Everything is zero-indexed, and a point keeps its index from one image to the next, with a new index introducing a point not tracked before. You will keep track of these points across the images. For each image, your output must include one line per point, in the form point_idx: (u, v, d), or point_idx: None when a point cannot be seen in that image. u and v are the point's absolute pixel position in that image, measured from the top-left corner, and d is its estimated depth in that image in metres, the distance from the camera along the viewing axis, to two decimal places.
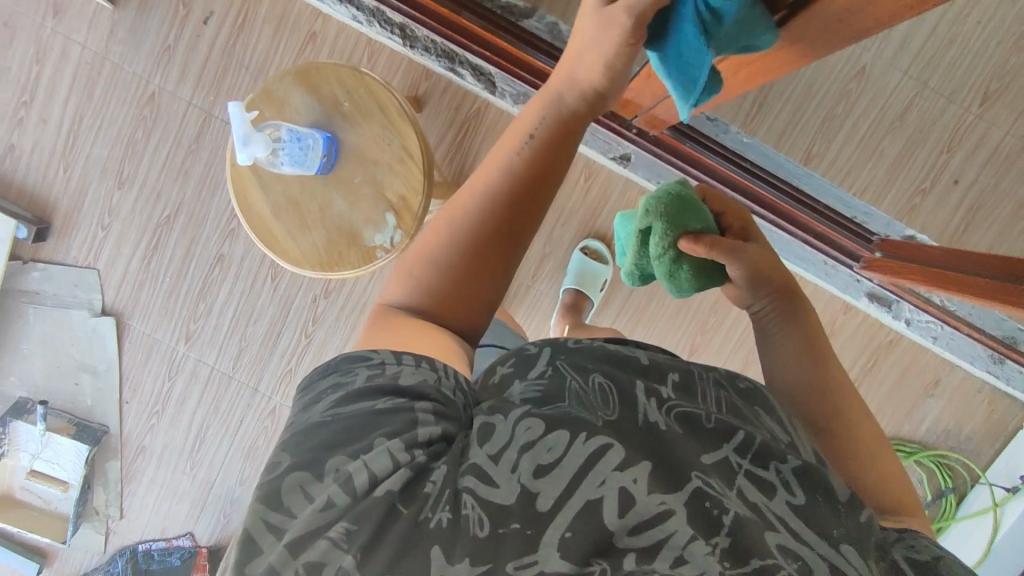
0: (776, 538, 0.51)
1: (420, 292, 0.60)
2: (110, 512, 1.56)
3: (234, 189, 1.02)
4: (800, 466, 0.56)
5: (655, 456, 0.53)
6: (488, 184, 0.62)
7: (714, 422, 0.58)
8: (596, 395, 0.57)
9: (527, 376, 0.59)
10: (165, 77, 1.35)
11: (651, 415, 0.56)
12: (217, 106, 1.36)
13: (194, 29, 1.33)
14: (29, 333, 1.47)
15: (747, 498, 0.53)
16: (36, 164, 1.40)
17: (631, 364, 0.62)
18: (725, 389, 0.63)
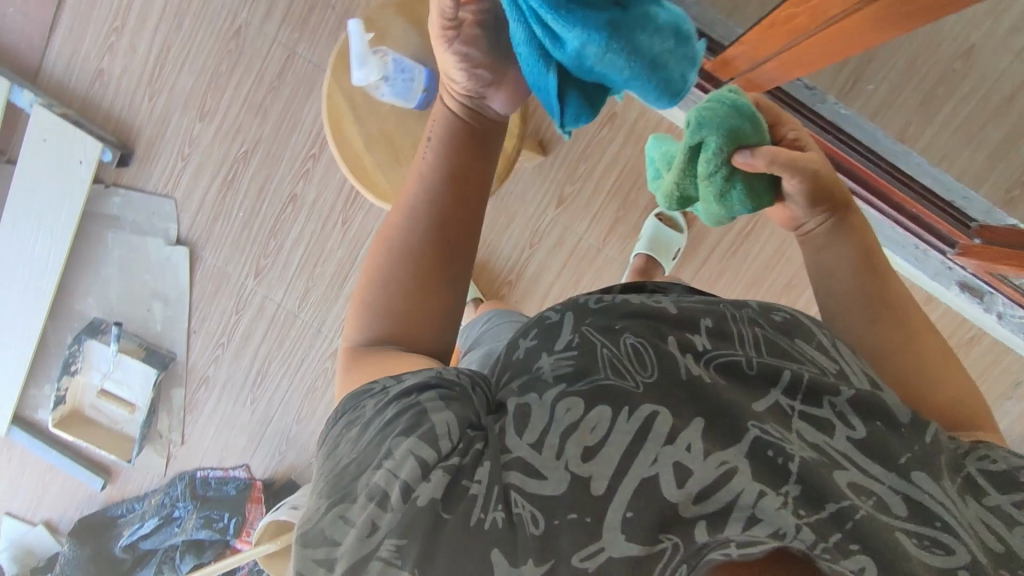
0: (845, 476, 0.46)
1: (379, 322, 0.61)
2: (172, 437, 1.62)
3: (330, 116, 1.09)
4: (856, 395, 0.51)
5: (704, 417, 0.47)
6: (411, 207, 0.64)
7: (759, 367, 0.52)
8: (629, 355, 0.50)
9: (554, 348, 0.52)
10: (253, 12, 1.34)
11: (693, 369, 0.50)
12: (302, 44, 1.34)
13: None
14: (108, 257, 1.51)
15: (808, 440, 0.48)
16: (123, 91, 1.41)
17: (664, 314, 0.54)
18: (762, 329, 0.56)
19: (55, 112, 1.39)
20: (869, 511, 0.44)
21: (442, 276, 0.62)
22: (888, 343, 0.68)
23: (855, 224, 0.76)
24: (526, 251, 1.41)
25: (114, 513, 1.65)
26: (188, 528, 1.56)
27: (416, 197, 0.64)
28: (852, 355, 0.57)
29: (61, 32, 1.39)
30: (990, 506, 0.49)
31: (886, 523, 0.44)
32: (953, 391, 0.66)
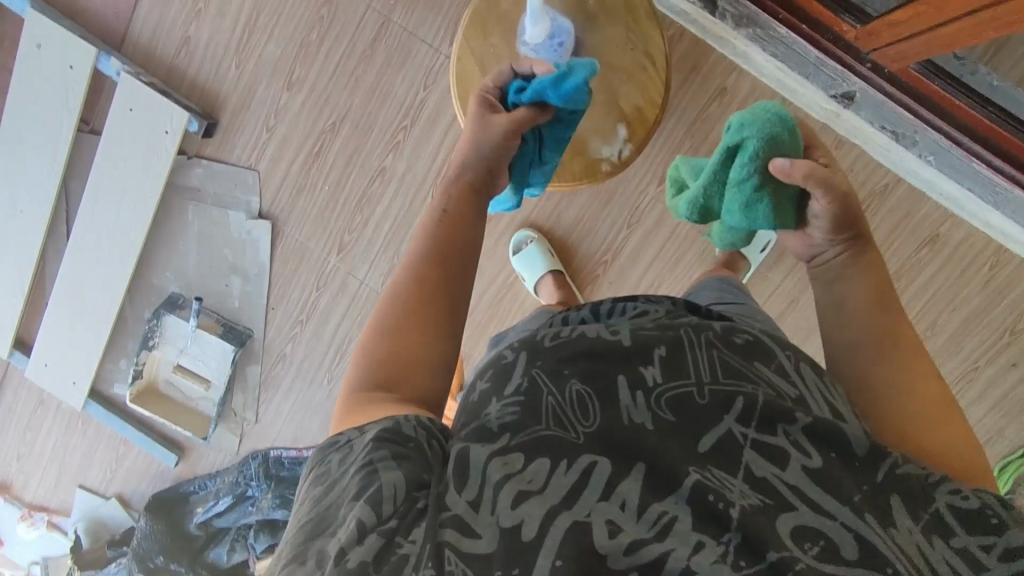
0: (789, 519, 0.50)
1: (375, 362, 0.60)
2: (246, 416, 1.58)
3: (455, 80, 0.93)
4: (811, 425, 0.53)
5: (647, 463, 0.51)
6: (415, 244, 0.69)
7: (714, 401, 0.55)
8: (575, 407, 0.55)
9: (505, 395, 0.57)
10: None
11: (637, 416, 0.54)
12: (396, 11, 1.29)
13: None
14: (187, 230, 1.47)
15: (755, 480, 0.51)
16: (209, 59, 1.37)
17: (614, 353, 0.59)
18: (721, 353, 0.58)
19: (143, 81, 1.35)
20: (809, 562, 0.47)
21: (433, 306, 0.64)
22: (885, 380, 0.65)
23: (872, 260, 0.73)
24: (623, 232, 1.34)
25: (187, 490, 1.62)
26: (264, 507, 1.54)
27: (424, 234, 0.69)
28: (819, 380, 0.60)
29: None
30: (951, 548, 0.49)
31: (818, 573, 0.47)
32: (948, 437, 0.60)
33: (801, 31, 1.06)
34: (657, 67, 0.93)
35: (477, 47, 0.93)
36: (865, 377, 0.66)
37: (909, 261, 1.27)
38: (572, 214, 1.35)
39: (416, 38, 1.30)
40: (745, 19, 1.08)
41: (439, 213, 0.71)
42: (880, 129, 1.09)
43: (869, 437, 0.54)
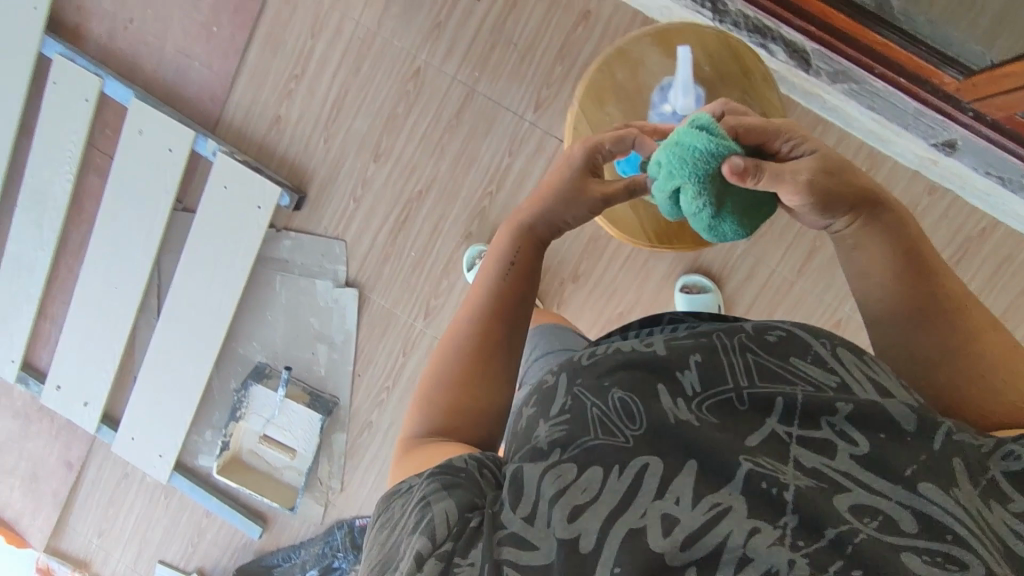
0: (846, 499, 0.48)
1: (430, 408, 0.67)
2: (332, 485, 1.56)
3: (572, 150, 0.97)
4: (854, 410, 0.51)
5: (696, 459, 0.51)
6: (476, 297, 0.73)
7: (754, 405, 0.54)
8: (620, 413, 0.54)
9: (552, 415, 0.58)
10: (432, 54, 1.34)
11: (680, 415, 0.53)
12: (482, 82, 1.34)
13: (467, 5, 1.31)
14: (275, 300, 1.50)
15: (807, 469, 0.50)
16: (299, 136, 1.42)
17: (652, 364, 0.58)
18: (758, 357, 0.56)
19: (237, 159, 1.41)
20: (869, 533, 0.46)
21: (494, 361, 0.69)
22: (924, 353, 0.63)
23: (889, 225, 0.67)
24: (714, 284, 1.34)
25: (270, 562, 1.61)
26: None
27: (493, 285, 0.73)
28: (858, 360, 0.55)
29: (241, 82, 1.42)
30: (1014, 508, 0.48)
31: (887, 550, 0.45)
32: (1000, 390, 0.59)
33: (899, 83, 1.07)
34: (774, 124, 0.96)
35: (594, 117, 0.97)
36: (906, 347, 0.64)
37: (1016, 303, 1.24)
38: (661, 270, 1.37)
39: (502, 107, 1.34)
40: (841, 75, 1.10)
41: (504, 263, 0.74)
42: (985, 174, 1.11)
43: (915, 408, 0.52)
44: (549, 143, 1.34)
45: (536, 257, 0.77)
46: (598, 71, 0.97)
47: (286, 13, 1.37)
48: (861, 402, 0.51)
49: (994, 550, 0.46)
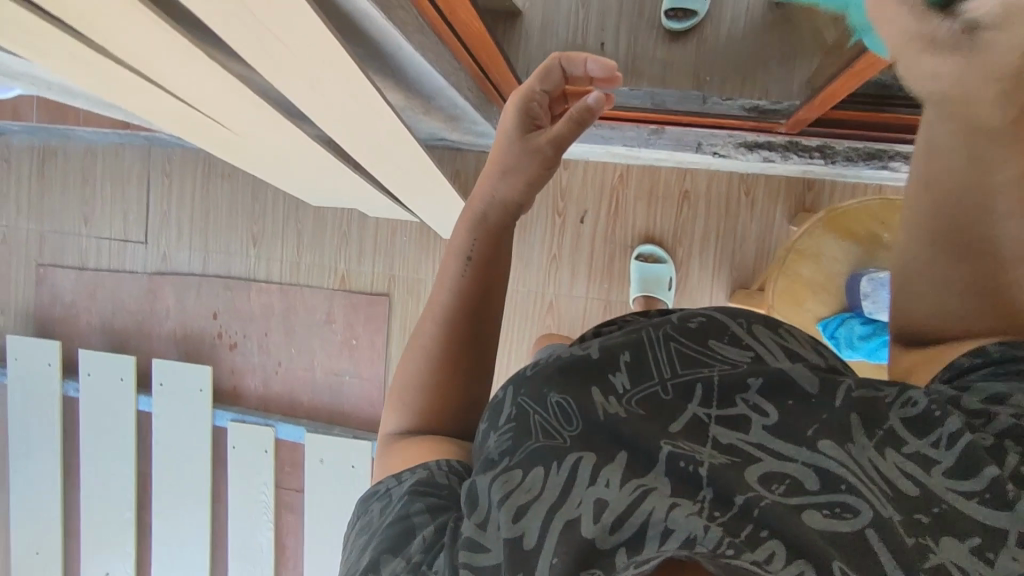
0: (758, 470, 0.35)
1: (404, 411, 0.54)
2: None
3: None
4: (774, 381, 0.37)
5: (630, 448, 0.37)
6: (441, 292, 0.57)
7: (677, 387, 0.38)
8: (554, 415, 0.38)
9: (498, 424, 0.40)
10: (558, 284, 1.40)
11: (612, 410, 0.38)
12: (614, 290, 1.39)
13: (574, 231, 1.38)
14: None
15: (722, 444, 0.36)
16: None
17: (577, 364, 0.40)
18: (680, 342, 0.40)
19: None
20: (776, 500, 0.33)
21: (467, 368, 0.55)
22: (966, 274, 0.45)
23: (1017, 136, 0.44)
24: None
25: None
26: None
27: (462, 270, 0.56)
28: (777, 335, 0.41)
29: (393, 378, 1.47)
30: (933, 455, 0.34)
31: (792, 514, 0.33)
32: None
33: None
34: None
35: (797, 319, 0.97)
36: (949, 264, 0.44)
37: None
38: None
39: None
40: None
41: (461, 260, 0.57)
42: None
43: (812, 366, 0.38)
44: None
45: (500, 243, 0.59)
46: (782, 276, 0.97)
47: (413, 302, 1.45)
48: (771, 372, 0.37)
49: (897, 502, 0.33)
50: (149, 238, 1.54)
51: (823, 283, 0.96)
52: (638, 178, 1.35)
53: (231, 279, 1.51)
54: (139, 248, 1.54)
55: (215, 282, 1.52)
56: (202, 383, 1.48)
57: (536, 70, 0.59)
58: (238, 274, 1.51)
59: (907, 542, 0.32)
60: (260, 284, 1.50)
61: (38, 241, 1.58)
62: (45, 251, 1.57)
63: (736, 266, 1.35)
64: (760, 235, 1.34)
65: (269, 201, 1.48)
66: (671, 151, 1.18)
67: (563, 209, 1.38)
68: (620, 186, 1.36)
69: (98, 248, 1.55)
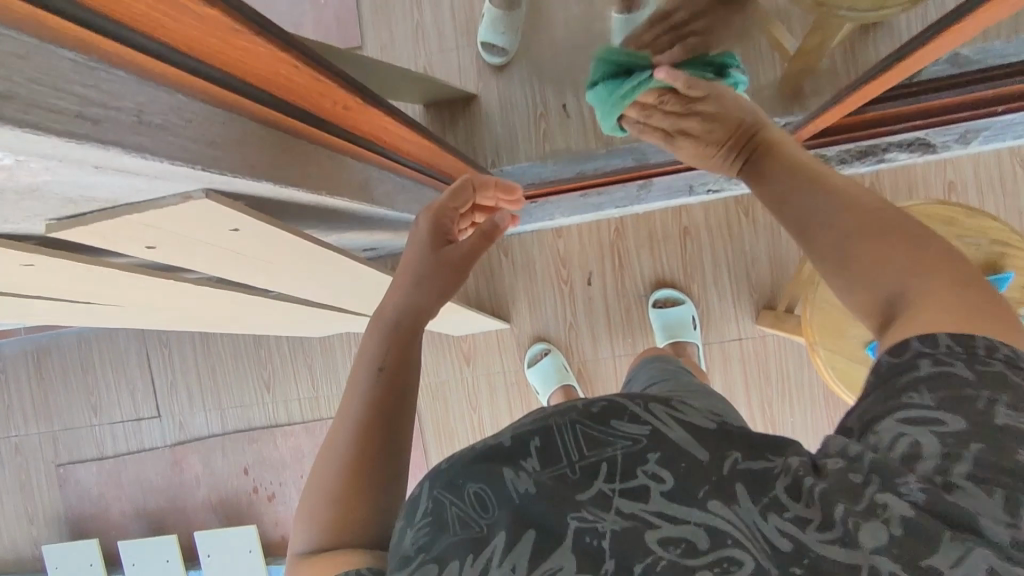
0: (653, 535, 0.34)
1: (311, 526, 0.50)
2: None
3: (847, 387, 0.91)
4: (669, 458, 0.37)
5: (542, 523, 0.36)
6: (352, 398, 0.55)
7: (584, 468, 0.38)
8: (472, 506, 0.38)
9: (414, 520, 0.39)
10: (583, 350, 1.35)
11: (523, 488, 0.37)
12: (640, 343, 1.33)
13: (584, 295, 1.34)
14: None
15: (623, 512, 0.36)
16: None
17: (491, 454, 0.40)
18: (585, 426, 0.39)
19: None
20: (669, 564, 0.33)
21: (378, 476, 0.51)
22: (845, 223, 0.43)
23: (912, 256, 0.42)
24: None
25: None
26: None
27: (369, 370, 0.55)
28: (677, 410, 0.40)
29: None
30: (797, 510, 0.34)
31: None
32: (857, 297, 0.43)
33: None
34: (1011, 241, 0.89)
35: (840, 349, 0.91)
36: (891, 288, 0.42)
37: None
38: None
39: None
40: (968, 132, 1.06)
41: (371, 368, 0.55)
42: None
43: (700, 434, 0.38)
44: (731, 348, 1.31)
45: (411, 346, 0.57)
46: (815, 308, 0.93)
47: (441, 406, 1.40)
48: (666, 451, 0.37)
49: (767, 554, 0.32)
50: (163, 411, 1.50)
51: None
52: (634, 227, 1.31)
53: (253, 430, 1.47)
54: (155, 424, 1.51)
55: (238, 438, 1.47)
56: (251, 543, 1.43)
57: (443, 194, 0.64)
58: (259, 424, 1.47)
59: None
60: (283, 429, 1.45)
61: (53, 443, 1.54)
62: (62, 451, 1.54)
63: (754, 285, 1.29)
64: (770, 250, 1.28)
65: (273, 345, 1.45)
66: (665, 199, 1.20)
67: (567, 276, 1.34)
68: (618, 239, 1.32)
69: (114, 432, 1.52)
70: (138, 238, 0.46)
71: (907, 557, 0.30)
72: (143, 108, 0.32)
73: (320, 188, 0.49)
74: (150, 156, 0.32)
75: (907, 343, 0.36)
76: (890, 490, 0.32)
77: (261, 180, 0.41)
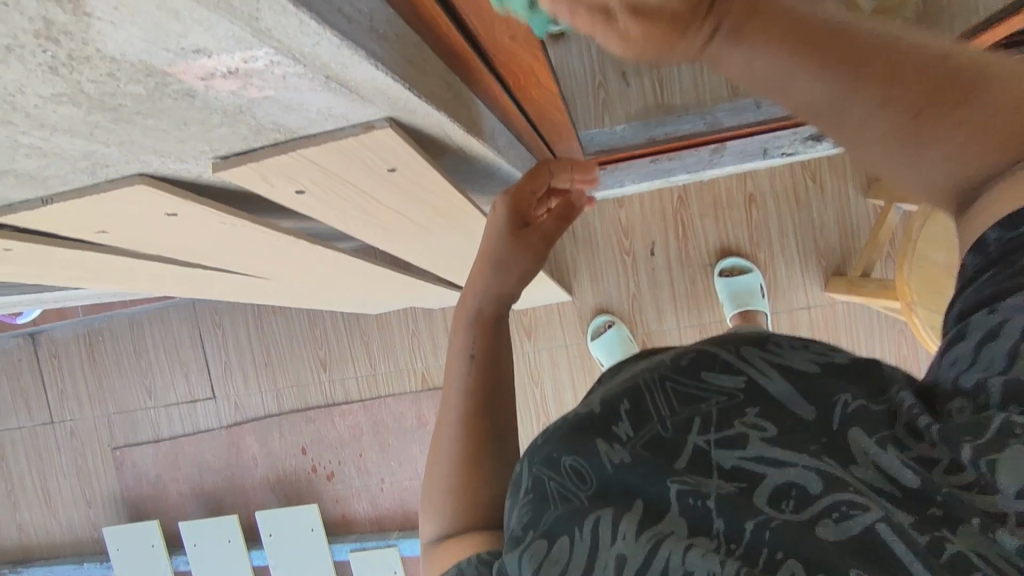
0: (765, 490, 0.33)
1: (436, 518, 0.49)
2: None
3: None
4: (765, 407, 0.36)
5: (643, 494, 0.34)
6: (450, 394, 0.53)
7: (676, 423, 0.37)
8: (571, 479, 0.36)
9: (517, 498, 0.37)
10: (647, 321, 1.33)
11: (616, 457, 0.36)
12: (705, 312, 1.31)
13: (647, 266, 1.32)
14: None
15: (725, 471, 0.34)
16: None
17: (583, 419, 0.38)
18: (674, 382, 0.39)
19: None
20: (789, 518, 0.31)
21: (492, 449, 0.50)
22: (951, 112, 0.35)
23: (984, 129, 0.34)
24: None
25: None
26: None
27: (465, 365, 0.53)
28: (767, 347, 0.40)
29: None
30: (918, 449, 0.32)
31: (802, 530, 0.30)
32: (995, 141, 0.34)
33: None
34: None
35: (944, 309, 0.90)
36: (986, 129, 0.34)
37: None
38: None
39: None
40: None
41: (464, 360, 0.54)
42: None
43: (795, 377, 0.37)
44: (799, 316, 1.29)
45: (500, 332, 0.56)
46: (917, 270, 0.90)
47: None
48: (765, 398, 0.36)
49: (896, 499, 0.31)
50: (217, 392, 1.50)
51: None
52: (698, 195, 1.29)
53: (309, 410, 1.46)
54: (210, 405, 1.50)
55: (294, 417, 1.46)
56: (314, 522, 1.41)
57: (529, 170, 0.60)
58: (315, 402, 1.46)
59: (918, 539, 0.28)
60: (340, 407, 1.44)
61: (108, 425, 1.53)
62: (117, 434, 1.53)
63: (822, 252, 1.27)
64: (839, 215, 1.25)
65: (329, 323, 1.44)
66: (738, 163, 1.17)
67: (629, 246, 1.32)
68: (681, 208, 1.29)
69: (169, 414, 1.51)
70: (293, 179, 0.44)
71: None
72: (372, 17, 0.30)
73: (469, 134, 0.47)
74: (380, 68, 0.30)
75: (986, 236, 0.34)
76: None
77: (439, 111, 0.39)
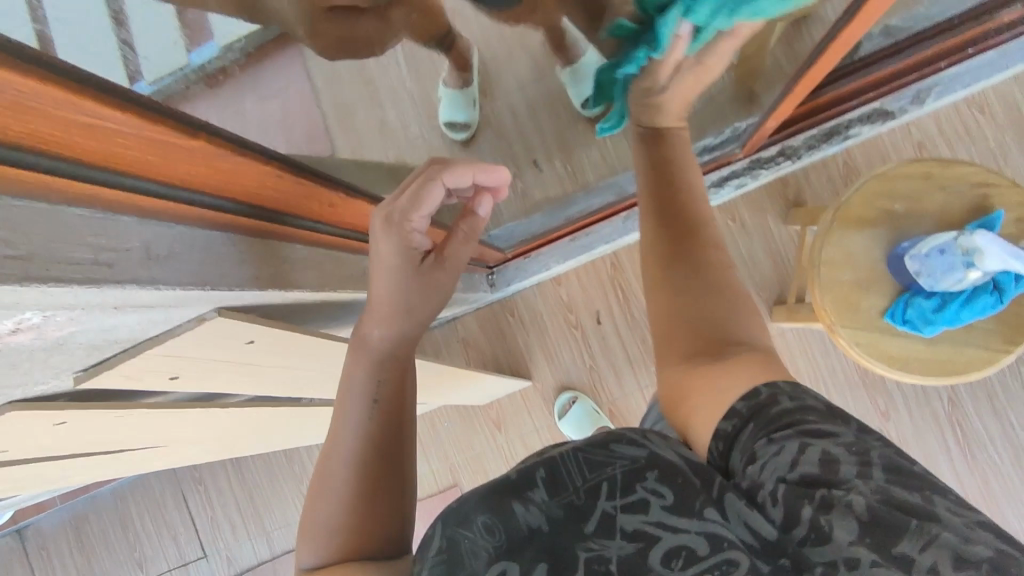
0: (660, 553, 0.41)
1: (317, 550, 0.51)
2: None
3: (877, 356, 0.96)
4: (665, 472, 0.44)
5: (553, 559, 0.42)
6: (343, 433, 0.56)
7: (589, 491, 0.44)
8: (482, 535, 0.43)
9: (426, 555, 0.43)
10: (609, 389, 1.34)
11: (532, 518, 0.43)
12: None
13: (598, 335, 1.35)
14: None
15: (628, 533, 0.42)
16: None
17: (501, 484, 0.45)
18: (586, 451, 0.46)
19: None
20: None
21: (385, 492, 0.54)
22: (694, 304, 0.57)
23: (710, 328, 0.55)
24: None
25: None
26: None
27: (361, 411, 0.56)
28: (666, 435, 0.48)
29: None
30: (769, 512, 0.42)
31: None
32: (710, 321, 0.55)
33: (971, 51, 1.06)
34: (991, 181, 0.97)
35: (859, 322, 0.97)
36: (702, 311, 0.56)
37: None
38: None
39: None
40: (920, 94, 1.14)
41: (366, 403, 0.56)
42: None
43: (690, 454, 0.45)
44: None
45: (406, 382, 0.59)
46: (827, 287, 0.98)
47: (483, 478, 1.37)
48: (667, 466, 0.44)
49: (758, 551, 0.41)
50: (209, 550, 1.48)
51: (868, 277, 0.98)
52: (629, 258, 1.33)
53: None
54: (203, 564, 1.48)
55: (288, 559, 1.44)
56: None
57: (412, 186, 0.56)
58: None
59: None
60: None
61: None
62: None
63: (760, 286, 1.29)
64: (766, 247, 1.29)
65: (306, 456, 1.45)
66: None
67: (576, 320, 1.35)
68: (617, 273, 1.33)
69: None
70: (161, 371, 0.46)
71: (878, 543, 0.39)
72: (147, 244, 0.34)
73: (318, 285, 0.51)
74: (160, 287, 0.34)
75: (735, 405, 0.48)
76: (841, 489, 0.41)
77: (264, 290, 0.43)
